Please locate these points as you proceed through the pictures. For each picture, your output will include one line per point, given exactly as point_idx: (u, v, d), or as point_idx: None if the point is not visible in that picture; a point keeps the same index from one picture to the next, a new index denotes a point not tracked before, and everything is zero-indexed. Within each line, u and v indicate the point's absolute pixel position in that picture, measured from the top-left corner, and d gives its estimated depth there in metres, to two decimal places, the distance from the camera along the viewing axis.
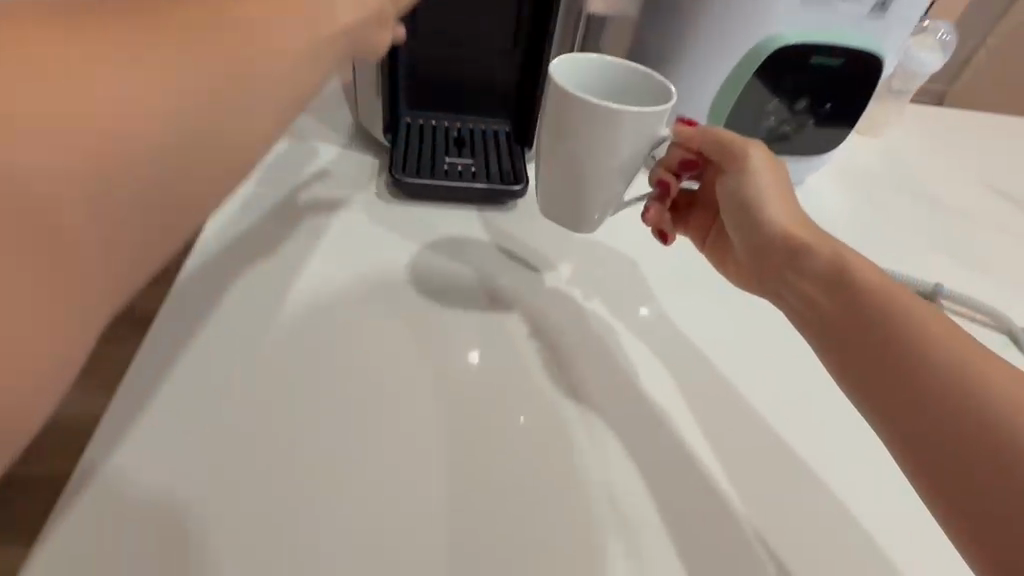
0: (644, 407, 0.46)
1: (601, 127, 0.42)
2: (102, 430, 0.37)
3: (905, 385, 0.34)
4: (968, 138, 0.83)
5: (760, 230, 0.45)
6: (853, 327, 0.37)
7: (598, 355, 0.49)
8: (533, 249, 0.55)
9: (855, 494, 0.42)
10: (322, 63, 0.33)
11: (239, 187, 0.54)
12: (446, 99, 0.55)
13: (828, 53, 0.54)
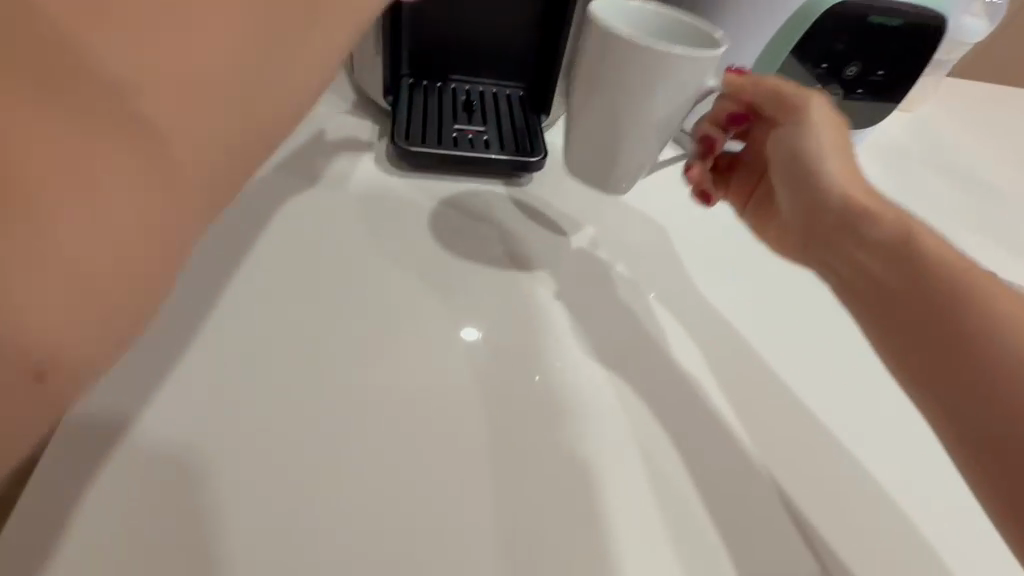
0: (694, 393, 0.41)
1: (640, 70, 0.36)
2: (109, 388, 0.33)
3: (961, 353, 0.29)
4: (994, 110, 0.78)
5: (811, 190, 0.38)
6: (911, 302, 0.32)
7: (640, 337, 0.44)
8: (563, 214, 0.50)
9: (910, 489, 0.39)
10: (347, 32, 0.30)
11: None
12: (454, 61, 0.49)
13: (887, 12, 0.49)
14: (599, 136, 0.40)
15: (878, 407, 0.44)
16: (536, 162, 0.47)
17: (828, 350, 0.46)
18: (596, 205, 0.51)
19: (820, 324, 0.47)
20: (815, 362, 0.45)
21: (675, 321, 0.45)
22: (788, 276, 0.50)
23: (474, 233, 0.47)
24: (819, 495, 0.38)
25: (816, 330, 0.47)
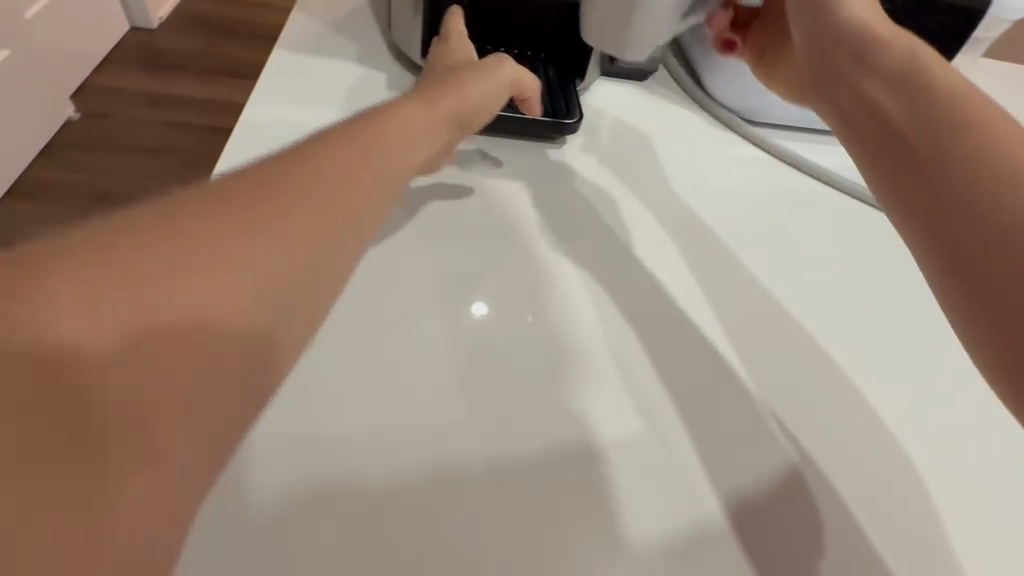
0: (724, 358, 0.44)
1: None
2: None
3: (958, 192, 0.27)
4: None
5: (829, 27, 0.36)
6: (922, 126, 0.29)
7: (679, 310, 0.46)
8: (606, 183, 0.51)
9: (939, 463, 0.42)
10: (402, 166, 0.32)
11: (261, 86, 0.50)
12: (491, 21, 0.49)
13: None
14: None
15: (894, 369, 0.46)
16: (571, 126, 0.48)
17: (846, 315, 0.48)
18: (629, 171, 0.53)
19: (858, 293, 0.49)
20: (833, 326, 0.47)
21: (689, 288, 0.47)
22: (835, 249, 0.51)
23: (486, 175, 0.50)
24: (850, 469, 0.41)
25: (838, 291, 0.49)
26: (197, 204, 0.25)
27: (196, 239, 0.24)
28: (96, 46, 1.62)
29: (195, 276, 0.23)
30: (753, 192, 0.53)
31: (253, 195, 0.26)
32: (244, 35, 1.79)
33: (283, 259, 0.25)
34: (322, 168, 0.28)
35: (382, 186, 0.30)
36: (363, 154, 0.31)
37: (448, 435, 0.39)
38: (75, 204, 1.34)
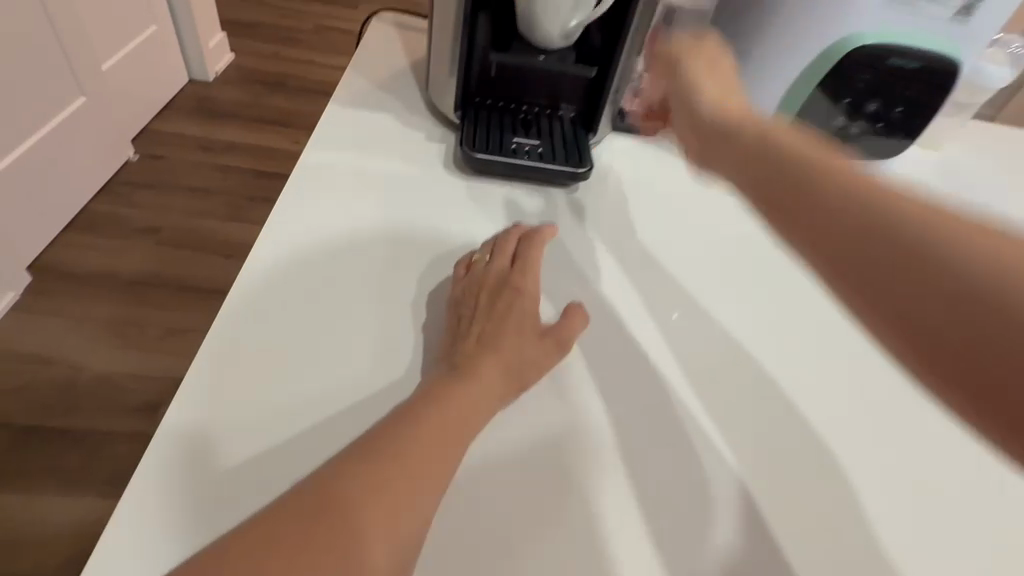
0: (721, 385, 0.48)
1: None
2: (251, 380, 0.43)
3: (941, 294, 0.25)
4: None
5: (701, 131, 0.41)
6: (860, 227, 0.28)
7: (680, 342, 0.50)
8: (614, 230, 0.57)
9: (899, 506, 0.44)
10: (455, 410, 0.41)
11: (316, 133, 0.57)
12: (516, 86, 0.56)
13: (906, 56, 0.50)
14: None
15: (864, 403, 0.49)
16: (583, 173, 0.54)
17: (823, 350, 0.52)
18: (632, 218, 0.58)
19: (842, 340, 0.53)
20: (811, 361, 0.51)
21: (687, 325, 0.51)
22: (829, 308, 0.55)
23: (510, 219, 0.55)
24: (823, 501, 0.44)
25: (821, 334, 0.53)
26: (301, 497, 0.36)
27: (297, 526, 0.34)
28: (158, 96, 1.78)
29: (294, 557, 0.33)
30: (752, 246, 0.58)
31: (342, 482, 0.36)
32: (289, 91, 1.96)
33: (359, 528, 0.35)
34: (392, 439, 0.38)
35: (439, 442, 0.39)
36: (424, 419, 0.40)
37: (490, 505, 0.41)
38: (125, 237, 1.44)
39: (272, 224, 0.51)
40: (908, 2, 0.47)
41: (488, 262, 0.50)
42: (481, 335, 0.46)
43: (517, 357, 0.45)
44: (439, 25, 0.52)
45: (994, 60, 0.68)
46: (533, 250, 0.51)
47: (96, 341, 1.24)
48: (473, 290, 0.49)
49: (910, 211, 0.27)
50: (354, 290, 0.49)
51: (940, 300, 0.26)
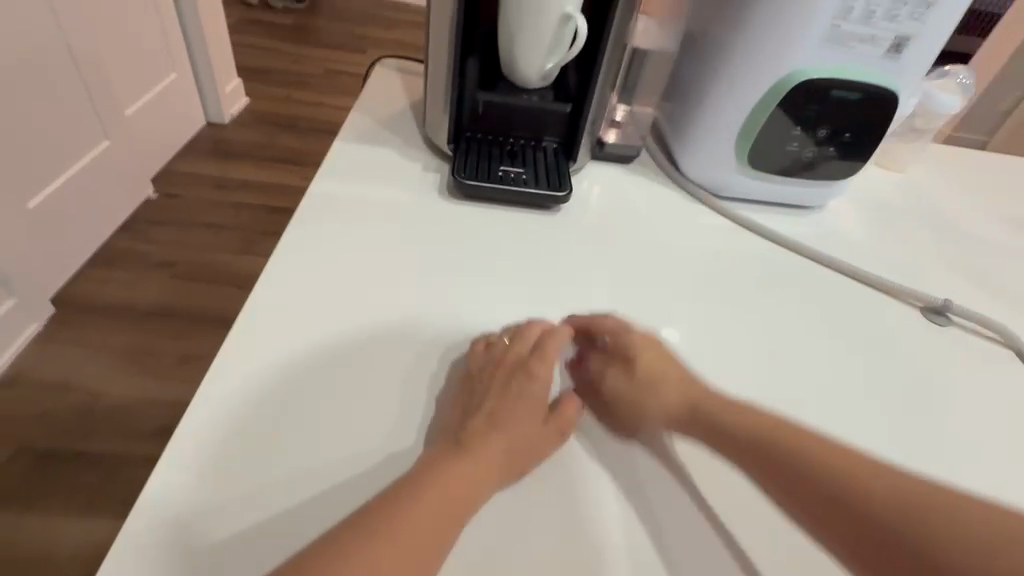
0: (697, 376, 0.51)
1: (526, 5, 0.50)
2: (255, 414, 0.44)
3: (888, 551, 0.33)
4: (983, 163, 0.85)
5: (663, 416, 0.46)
6: (824, 491, 0.36)
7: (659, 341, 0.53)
8: (594, 243, 0.61)
9: None
10: (462, 473, 0.41)
11: (324, 164, 0.63)
12: (502, 122, 0.62)
13: (846, 88, 0.57)
14: (511, 41, 0.54)
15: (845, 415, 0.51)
16: (563, 196, 0.60)
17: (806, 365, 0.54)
18: (611, 232, 0.63)
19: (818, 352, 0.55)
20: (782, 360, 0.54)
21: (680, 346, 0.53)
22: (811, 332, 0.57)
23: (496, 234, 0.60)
24: None
25: (796, 344, 0.55)
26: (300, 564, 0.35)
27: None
28: (177, 139, 1.89)
29: None
30: (728, 263, 0.62)
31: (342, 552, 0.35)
32: (300, 131, 2.07)
33: None
34: (399, 510, 0.38)
35: (455, 505, 0.39)
36: (435, 486, 0.40)
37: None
38: (143, 271, 1.51)
39: (276, 264, 0.54)
40: (843, 43, 0.54)
41: (507, 343, 0.49)
42: (489, 423, 0.44)
43: (521, 444, 0.44)
44: (431, 70, 0.59)
45: (945, 89, 0.74)
46: (554, 343, 0.48)
47: (114, 370, 1.29)
48: (488, 368, 0.47)
49: (859, 475, 0.36)
50: (355, 346, 0.49)
51: (883, 550, 0.34)
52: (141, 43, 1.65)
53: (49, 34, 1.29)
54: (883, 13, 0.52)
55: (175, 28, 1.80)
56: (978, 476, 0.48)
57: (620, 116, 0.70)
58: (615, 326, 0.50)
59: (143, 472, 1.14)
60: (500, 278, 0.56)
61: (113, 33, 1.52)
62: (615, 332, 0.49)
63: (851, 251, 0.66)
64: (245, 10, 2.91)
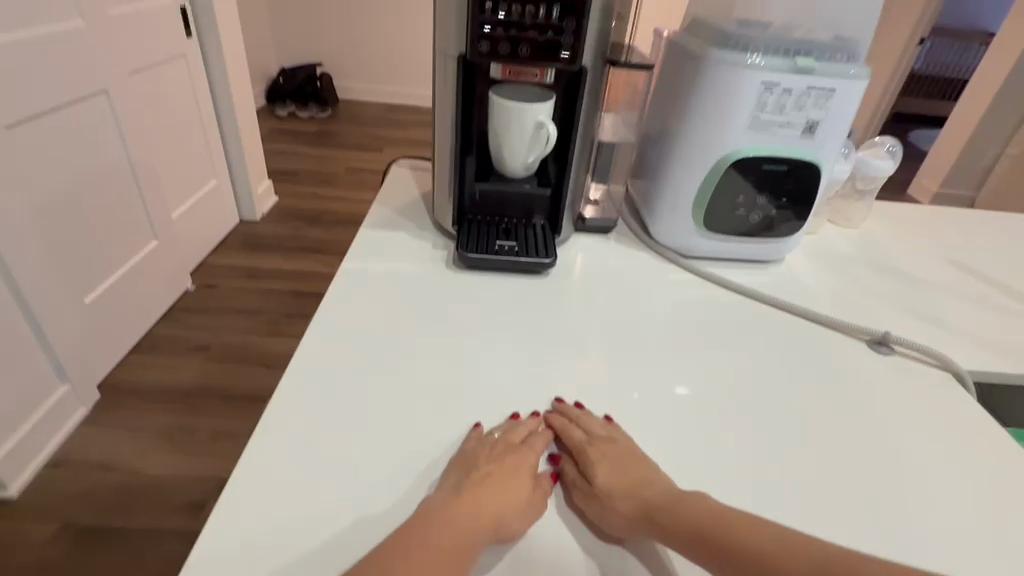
0: (670, 405, 0.59)
1: (505, 116, 0.64)
2: (289, 464, 0.49)
3: None
4: (925, 220, 0.96)
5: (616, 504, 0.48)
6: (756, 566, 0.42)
7: (636, 377, 0.62)
8: (578, 300, 0.72)
9: (832, 501, 0.51)
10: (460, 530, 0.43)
11: (351, 246, 0.76)
12: (497, 206, 0.76)
13: (775, 161, 0.70)
14: (498, 142, 0.67)
15: (811, 441, 0.56)
16: (549, 263, 0.71)
17: (772, 399, 0.61)
18: (593, 291, 0.73)
19: (780, 385, 0.62)
20: (746, 390, 0.62)
21: (693, 397, 0.60)
22: (777, 375, 0.64)
23: (494, 295, 0.71)
24: (764, 496, 0.51)
25: (759, 379, 0.63)
26: None
27: None
28: (215, 235, 2.09)
29: None
30: (697, 314, 0.71)
31: None
32: (323, 224, 2.28)
33: None
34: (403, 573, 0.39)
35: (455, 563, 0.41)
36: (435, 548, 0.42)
37: None
38: (181, 355, 1.63)
39: (312, 333, 0.62)
40: (765, 129, 0.67)
41: (500, 435, 0.53)
42: (490, 474, 0.48)
43: (517, 499, 0.47)
44: (438, 168, 0.73)
45: (876, 155, 0.86)
46: (539, 442, 0.53)
47: (151, 448, 1.38)
48: (485, 445, 0.51)
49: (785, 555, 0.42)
50: (375, 402, 0.56)
51: None
52: (189, 154, 1.88)
53: (115, 153, 1.50)
54: (792, 104, 0.65)
55: (218, 141, 2.05)
56: (934, 489, 0.52)
57: (597, 195, 0.84)
58: (592, 424, 0.55)
59: (172, 547, 1.20)
60: (498, 331, 0.66)
61: (165, 148, 1.75)
62: (589, 431, 0.54)
63: (808, 296, 0.75)
64: (275, 121, 3.27)
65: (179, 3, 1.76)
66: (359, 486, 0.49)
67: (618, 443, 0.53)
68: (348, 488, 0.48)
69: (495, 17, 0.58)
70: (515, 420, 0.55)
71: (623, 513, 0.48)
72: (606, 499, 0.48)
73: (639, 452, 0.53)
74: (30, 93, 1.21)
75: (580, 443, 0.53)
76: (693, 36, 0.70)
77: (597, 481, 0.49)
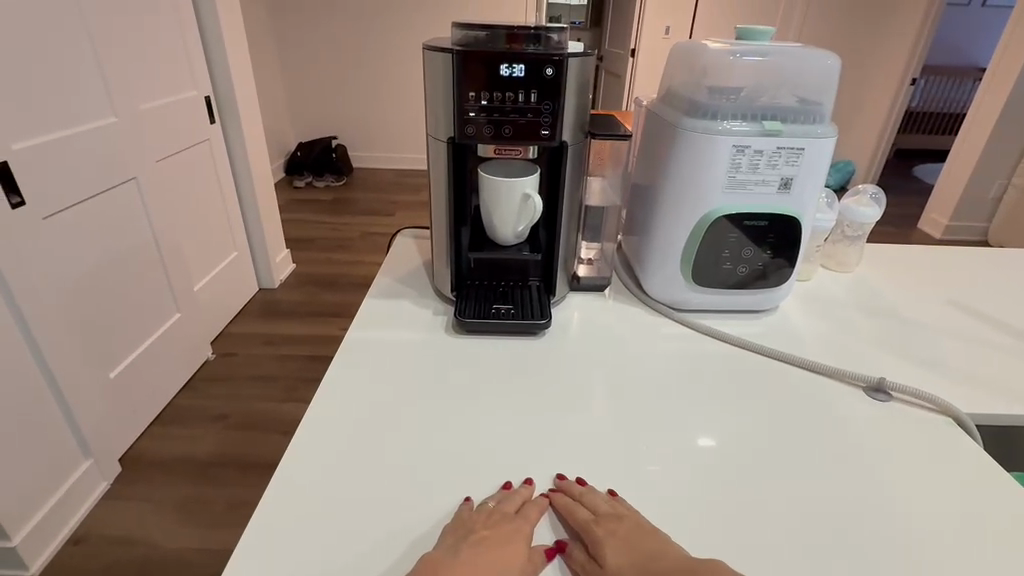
0: (669, 458, 0.59)
1: (494, 191, 0.68)
2: (293, 529, 0.51)
3: None
4: (915, 260, 0.98)
5: None
6: None
7: (631, 431, 0.63)
8: (577, 357, 0.74)
9: (836, 552, 0.50)
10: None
11: (358, 312, 0.80)
12: (494, 272, 0.79)
13: (756, 217, 0.73)
14: (489, 213, 0.72)
15: (815, 494, 0.55)
16: (544, 323, 0.74)
17: (774, 452, 0.60)
18: (590, 347, 0.75)
19: (779, 433, 0.63)
20: (744, 441, 0.62)
21: (715, 447, 0.61)
22: (778, 426, 0.64)
23: (493, 357, 0.73)
24: (770, 548, 0.50)
25: (756, 429, 0.63)
26: None
27: None
28: (235, 305, 2.16)
29: None
30: (693, 365, 0.73)
31: None
32: (339, 288, 2.36)
33: None
34: None
35: None
36: None
37: None
38: (201, 426, 1.67)
39: (318, 402, 0.65)
40: (742, 188, 0.71)
41: (495, 504, 0.53)
42: (486, 538, 0.49)
43: (511, 564, 0.47)
44: (436, 238, 0.78)
45: (861, 203, 0.87)
46: (536, 509, 0.53)
47: (170, 521, 1.39)
48: (483, 514, 0.52)
49: None
50: (377, 466, 0.58)
51: None
52: (212, 230, 1.99)
53: (142, 234, 1.60)
54: (765, 163, 0.69)
55: (239, 216, 2.17)
56: (941, 537, 0.51)
57: (590, 254, 0.88)
58: (597, 501, 0.53)
59: None
60: (496, 390, 0.68)
61: (189, 226, 1.85)
62: (595, 509, 0.52)
63: (800, 343, 0.76)
64: (293, 192, 3.43)
65: (204, 94, 1.92)
66: (355, 550, 0.49)
67: (625, 519, 0.51)
68: (346, 552, 0.49)
69: (478, 104, 0.64)
70: (507, 490, 0.55)
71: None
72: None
73: (647, 525, 0.51)
74: (67, 185, 1.32)
75: (588, 523, 0.51)
76: (669, 105, 0.76)
77: (607, 562, 0.47)
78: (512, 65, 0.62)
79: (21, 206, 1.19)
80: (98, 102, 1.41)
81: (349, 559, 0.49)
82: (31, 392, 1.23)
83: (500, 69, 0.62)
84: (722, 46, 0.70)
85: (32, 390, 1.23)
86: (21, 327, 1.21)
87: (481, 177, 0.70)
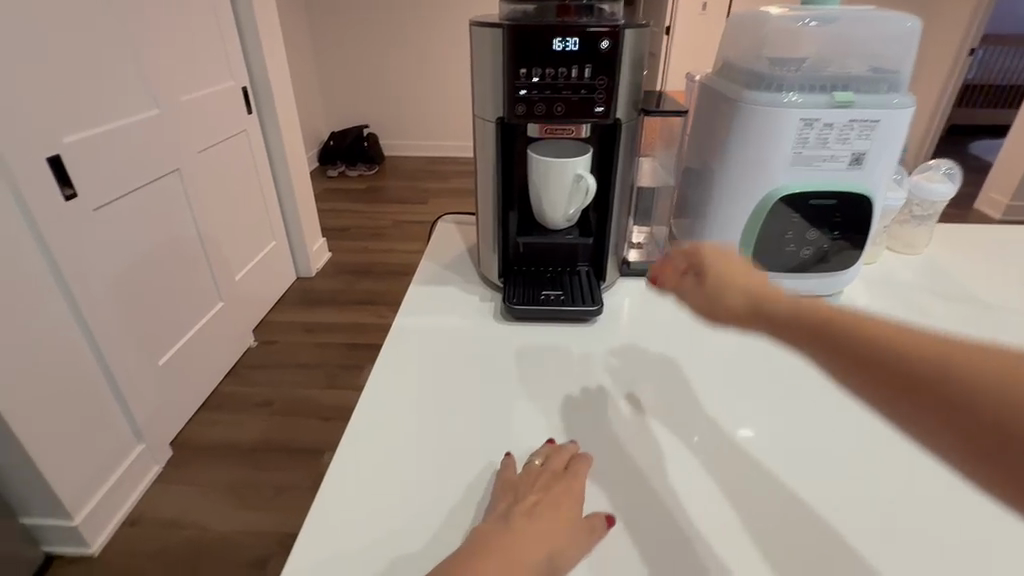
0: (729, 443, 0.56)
1: (545, 172, 0.66)
2: (344, 497, 0.52)
3: (910, 378, 0.29)
4: (991, 240, 0.91)
5: (716, 304, 0.42)
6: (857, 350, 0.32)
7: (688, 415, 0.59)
8: (628, 341, 0.71)
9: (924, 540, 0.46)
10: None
11: (406, 297, 0.80)
12: (541, 257, 0.77)
13: (824, 196, 0.68)
14: (538, 196, 0.70)
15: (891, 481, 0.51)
16: (595, 310, 0.72)
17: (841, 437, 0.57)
18: (640, 333, 0.72)
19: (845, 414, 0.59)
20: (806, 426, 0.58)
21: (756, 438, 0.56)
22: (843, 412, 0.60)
23: (542, 343, 0.71)
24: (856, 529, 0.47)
25: (818, 414, 0.59)
26: None
27: None
28: (274, 293, 2.20)
29: None
30: (751, 350, 0.69)
31: None
32: (375, 277, 2.38)
33: None
34: None
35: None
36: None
37: None
38: (246, 412, 1.71)
39: (371, 381, 0.65)
40: (809, 164, 0.66)
41: (542, 463, 0.53)
42: (537, 504, 0.48)
43: (564, 526, 0.46)
44: (482, 223, 0.76)
45: (932, 178, 0.81)
46: (582, 467, 0.52)
47: (219, 504, 1.43)
48: (530, 477, 0.51)
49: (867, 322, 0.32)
50: (429, 449, 0.57)
51: (902, 383, 0.29)
52: (252, 219, 2.02)
53: (186, 224, 1.64)
54: (835, 138, 0.64)
55: (277, 204, 2.20)
56: None
57: (640, 238, 0.86)
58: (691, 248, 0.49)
59: None
60: (546, 376, 0.66)
61: (230, 215, 1.88)
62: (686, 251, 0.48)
63: None
64: (326, 181, 3.46)
65: (241, 85, 1.94)
66: (404, 523, 0.49)
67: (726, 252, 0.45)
68: (397, 527, 0.49)
69: (530, 81, 0.61)
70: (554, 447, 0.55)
71: (729, 306, 0.41)
72: (714, 293, 0.43)
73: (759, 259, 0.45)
74: (113, 176, 1.34)
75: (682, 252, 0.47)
76: (724, 79, 0.72)
77: (701, 286, 0.44)
78: (565, 38, 0.59)
79: (73, 198, 1.23)
80: (141, 94, 1.44)
81: (400, 535, 0.48)
82: (86, 379, 1.27)
83: (552, 43, 0.59)
84: (784, 12, 0.65)
85: (87, 377, 1.27)
86: (76, 316, 1.25)
87: (530, 158, 0.68)
